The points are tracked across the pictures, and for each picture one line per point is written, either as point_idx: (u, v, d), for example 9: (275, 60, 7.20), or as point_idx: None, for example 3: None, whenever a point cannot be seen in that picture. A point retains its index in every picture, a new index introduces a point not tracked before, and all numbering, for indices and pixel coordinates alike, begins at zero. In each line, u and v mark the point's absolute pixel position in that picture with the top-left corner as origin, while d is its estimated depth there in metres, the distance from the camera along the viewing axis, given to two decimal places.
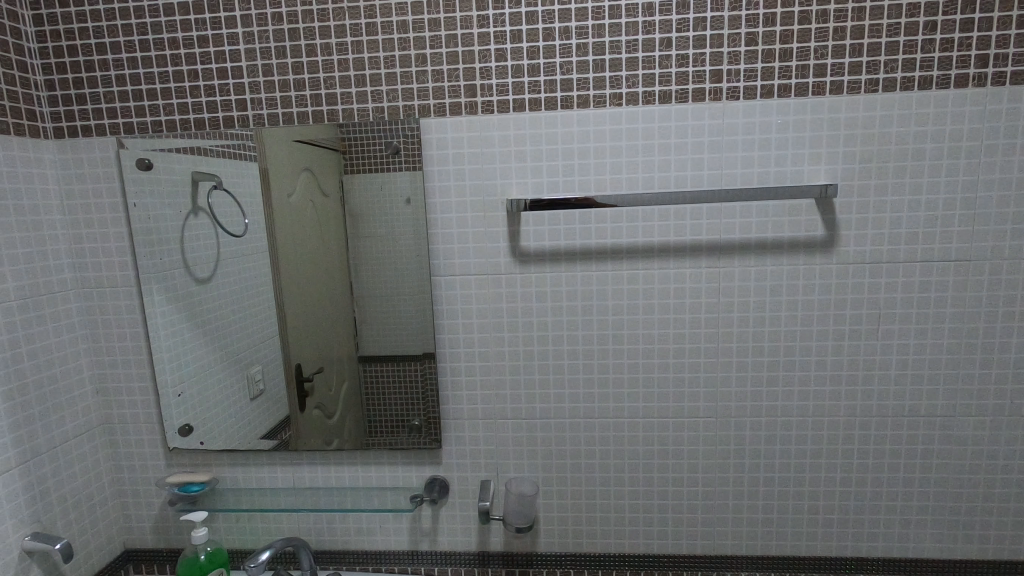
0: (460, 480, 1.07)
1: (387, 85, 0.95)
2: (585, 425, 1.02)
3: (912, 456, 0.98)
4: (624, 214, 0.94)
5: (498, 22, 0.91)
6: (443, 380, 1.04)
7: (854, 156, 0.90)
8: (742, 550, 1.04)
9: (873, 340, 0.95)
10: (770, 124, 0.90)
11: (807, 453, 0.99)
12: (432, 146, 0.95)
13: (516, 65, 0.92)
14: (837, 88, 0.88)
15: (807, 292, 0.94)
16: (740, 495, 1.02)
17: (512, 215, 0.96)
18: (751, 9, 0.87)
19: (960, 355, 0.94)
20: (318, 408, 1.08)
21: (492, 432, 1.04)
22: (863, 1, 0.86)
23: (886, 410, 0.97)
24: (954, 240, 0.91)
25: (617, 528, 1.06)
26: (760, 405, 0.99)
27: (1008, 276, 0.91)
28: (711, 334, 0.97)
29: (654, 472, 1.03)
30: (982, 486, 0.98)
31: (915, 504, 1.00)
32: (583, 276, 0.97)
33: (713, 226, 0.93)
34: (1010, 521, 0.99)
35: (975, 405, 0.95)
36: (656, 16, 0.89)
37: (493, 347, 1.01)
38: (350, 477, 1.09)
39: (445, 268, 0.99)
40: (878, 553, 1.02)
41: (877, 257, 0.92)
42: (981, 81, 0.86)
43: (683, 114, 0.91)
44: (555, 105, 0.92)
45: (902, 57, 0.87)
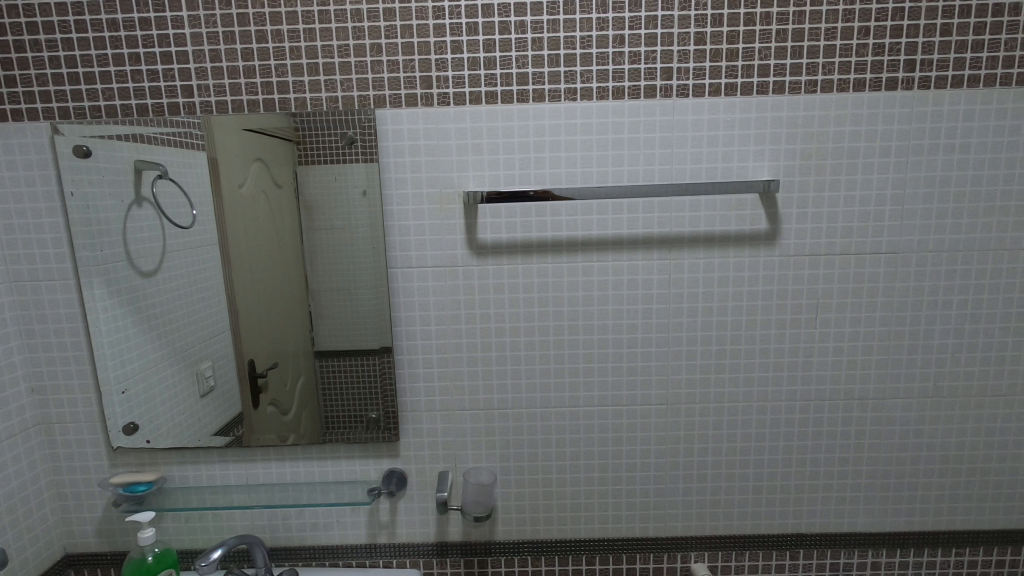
0: (418, 472, 1.07)
1: (342, 74, 0.94)
2: (542, 415, 1.04)
3: (847, 437, 1.04)
4: (579, 207, 0.96)
5: (454, 14, 0.91)
6: (400, 373, 1.03)
7: (794, 154, 0.94)
8: (691, 531, 1.09)
9: (812, 329, 1.00)
10: (717, 121, 0.93)
11: (752, 437, 1.04)
12: (388, 137, 0.95)
13: (473, 58, 0.92)
14: (779, 88, 0.92)
15: (751, 283, 0.99)
16: (690, 479, 1.07)
17: (469, 208, 0.97)
18: (699, 9, 0.90)
19: (890, 341, 1.01)
20: (273, 404, 1.06)
21: (450, 423, 1.05)
22: (803, 6, 0.90)
23: (824, 395, 1.03)
24: (885, 233, 0.97)
25: (573, 514, 1.08)
26: (708, 391, 1.03)
27: (932, 267, 0.98)
28: (663, 324, 1.01)
29: (608, 459, 1.06)
30: (909, 463, 1.05)
31: (849, 482, 1.06)
32: (539, 268, 0.99)
33: (664, 220, 0.97)
34: (934, 495, 1.07)
35: (903, 388, 1.02)
36: (610, 13, 0.91)
37: (451, 339, 1.02)
38: (307, 473, 1.08)
39: (402, 260, 0.99)
40: (817, 529, 1.08)
41: (816, 249, 0.97)
42: (909, 84, 0.92)
43: (636, 110, 0.93)
44: (511, 99, 0.93)
45: (838, 60, 0.92)
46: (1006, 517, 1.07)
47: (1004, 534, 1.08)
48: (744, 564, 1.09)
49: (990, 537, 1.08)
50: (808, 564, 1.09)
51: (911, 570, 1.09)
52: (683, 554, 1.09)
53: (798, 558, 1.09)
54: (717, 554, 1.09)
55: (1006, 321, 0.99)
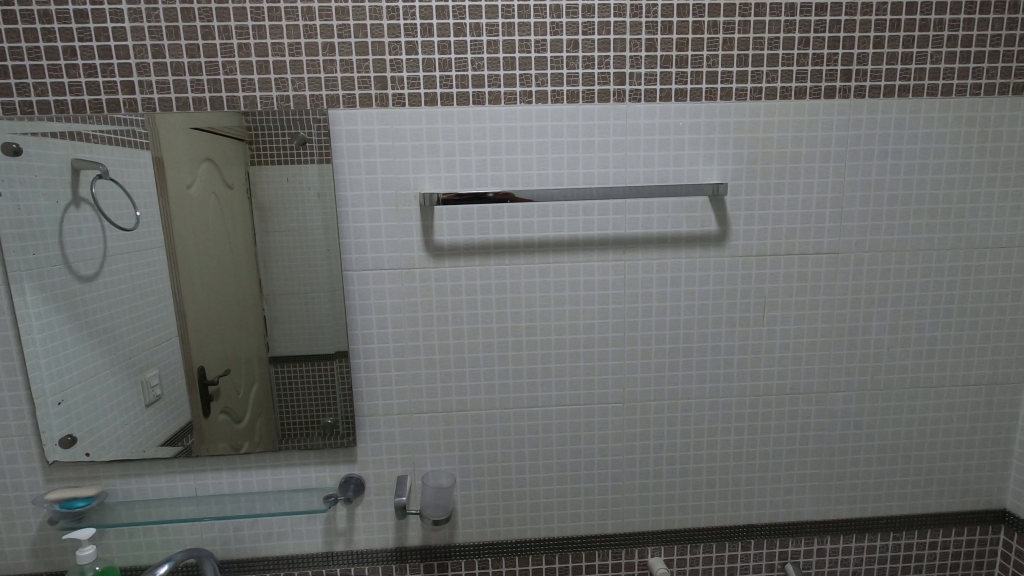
0: (376, 477, 1.05)
1: (293, 73, 0.92)
2: (501, 416, 1.04)
3: (793, 430, 1.09)
4: (536, 209, 0.97)
5: (408, 15, 0.90)
6: (356, 377, 1.02)
7: (742, 158, 0.98)
8: (648, 526, 1.11)
9: (759, 326, 1.04)
10: (669, 126, 0.96)
11: (705, 432, 1.08)
12: (342, 138, 0.93)
13: (428, 59, 0.92)
14: (726, 94, 0.96)
15: (702, 283, 1.02)
16: (646, 475, 1.09)
17: (426, 209, 0.96)
18: (650, 17, 0.93)
19: (832, 337, 1.06)
20: (225, 412, 1.03)
21: (408, 426, 1.04)
22: (748, 16, 0.94)
23: (771, 389, 1.07)
24: (826, 234, 1.01)
25: (533, 514, 1.09)
26: (663, 389, 1.05)
27: (868, 266, 1.03)
28: (618, 323, 1.03)
29: (567, 458, 1.07)
30: (850, 453, 1.11)
31: (796, 473, 1.11)
32: (497, 269, 0.99)
33: (619, 222, 0.99)
34: (874, 483, 1.12)
35: (845, 381, 1.07)
36: (564, 18, 0.92)
37: (408, 342, 1.01)
38: (260, 482, 1.05)
39: (357, 263, 0.98)
40: (767, 520, 1.12)
41: (762, 250, 1.01)
42: (846, 93, 0.97)
43: (590, 113, 0.95)
44: (467, 101, 0.93)
45: (781, 68, 0.96)
46: (938, 501, 1.14)
47: (937, 517, 1.14)
48: (698, 556, 1.12)
49: (925, 520, 1.14)
50: (759, 553, 1.13)
51: (854, 555, 1.14)
52: (640, 549, 1.11)
53: (749, 548, 1.13)
54: (672, 548, 1.12)
55: (936, 317, 1.06)
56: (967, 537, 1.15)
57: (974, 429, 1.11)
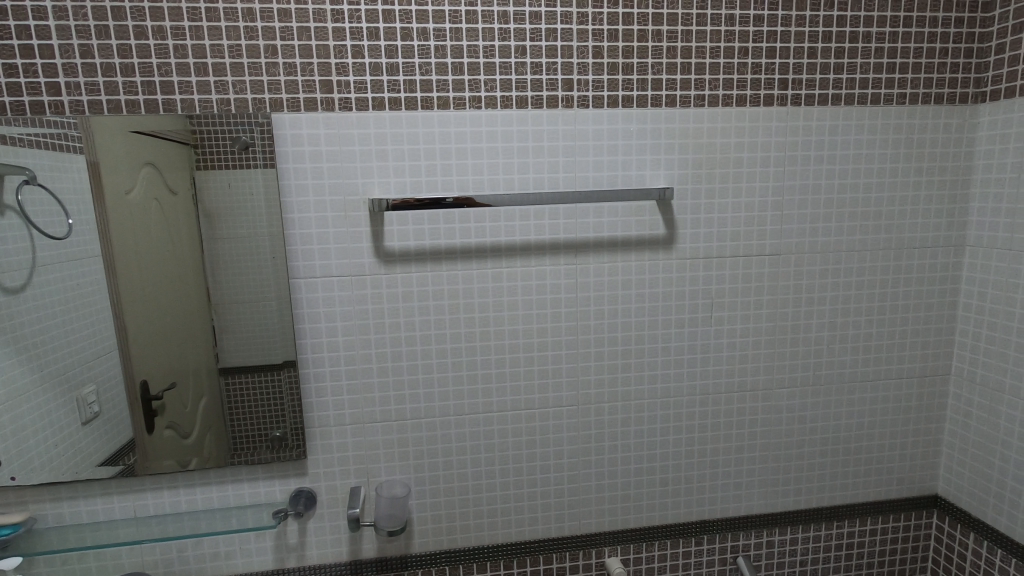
0: (328, 489, 1.03)
1: (234, 76, 0.89)
2: (456, 422, 1.04)
3: (741, 426, 1.12)
4: (487, 214, 0.97)
5: (353, 18, 0.89)
6: (306, 388, 0.99)
7: (687, 163, 1.00)
8: (604, 527, 1.12)
9: (707, 327, 1.07)
10: (616, 131, 0.98)
11: (658, 432, 1.10)
12: (286, 142, 0.91)
13: (375, 63, 0.91)
14: (671, 100, 0.98)
15: (652, 285, 1.04)
16: (601, 476, 1.10)
17: (375, 215, 0.95)
18: (596, 25, 0.94)
19: (775, 336, 1.09)
20: (171, 428, 0.99)
21: (361, 436, 1.02)
22: (690, 25, 0.96)
23: (720, 387, 1.10)
24: (768, 237, 1.05)
25: (490, 519, 1.08)
26: (616, 390, 1.07)
27: (808, 267, 1.07)
28: (571, 327, 1.04)
29: (523, 462, 1.07)
30: (795, 446, 1.15)
31: (745, 468, 1.14)
32: (449, 274, 0.98)
33: (570, 226, 1.00)
34: (818, 475, 1.17)
35: (789, 377, 1.11)
36: (511, 24, 0.92)
37: (360, 350, 0.99)
38: (205, 499, 1.01)
39: (305, 270, 0.95)
40: (718, 515, 1.15)
41: (709, 252, 1.04)
42: (783, 101, 1.01)
43: (539, 119, 0.96)
44: (415, 106, 0.93)
45: (723, 77, 0.99)
46: (877, 490, 1.19)
47: (876, 505, 1.20)
48: (654, 554, 1.14)
49: (865, 509, 1.19)
50: (711, 548, 1.16)
51: (801, 545, 1.18)
52: (597, 549, 1.13)
53: (702, 543, 1.15)
54: (628, 547, 1.13)
55: (871, 314, 1.11)
56: (903, 522, 1.21)
57: (907, 419, 1.17)
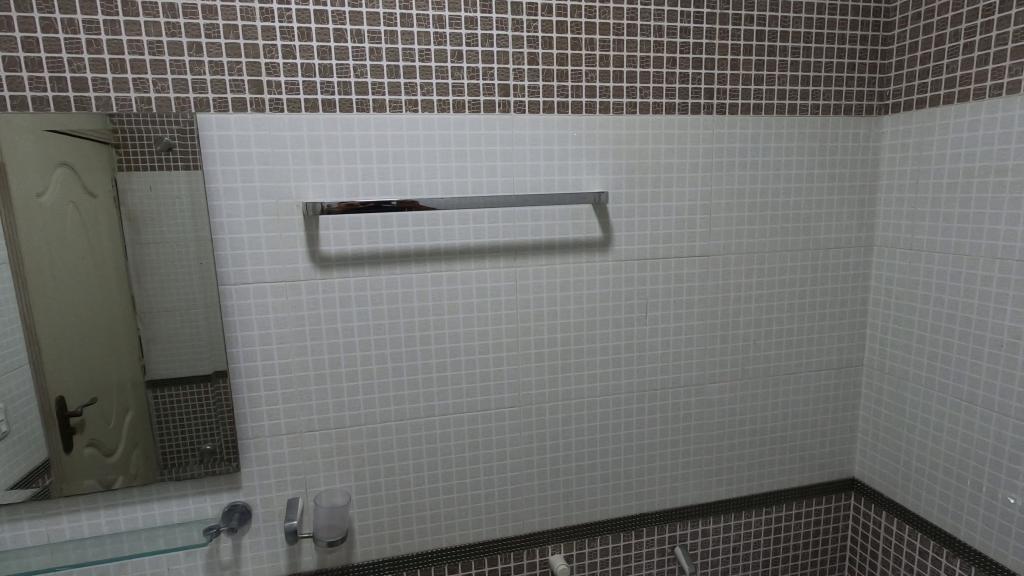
0: (264, 502, 1.00)
1: (155, 74, 0.84)
2: (398, 428, 1.03)
3: (677, 421, 1.16)
4: (426, 217, 0.97)
5: (283, 17, 0.87)
6: (238, 398, 0.96)
7: (621, 168, 1.04)
8: (548, 525, 1.14)
9: (643, 326, 1.11)
10: (552, 136, 1.00)
11: (598, 429, 1.12)
12: (213, 143, 0.88)
13: (307, 64, 0.89)
14: (605, 107, 1.01)
15: (590, 287, 1.07)
16: (543, 476, 1.12)
17: (310, 219, 0.93)
18: (530, 32, 0.96)
19: (707, 333, 1.15)
20: (92, 445, 0.92)
21: (298, 446, 0.99)
22: (622, 35, 1.00)
23: (656, 384, 1.14)
24: (697, 239, 1.10)
25: (434, 524, 1.08)
26: (557, 390, 1.09)
27: (735, 266, 1.13)
28: (512, 329, 1.05)
29: (466, 465, 1.07)
30: (727, 438, 1.20)
31: (681, 460, 1.19)
32: (388, 279, 0.98)
33: (509, 229, 1.01)
34: (749, 464, 1.23)
35: (720, 372, 1.17)
36: (447, 29, 0.93)
37: (295, 358, 0.96)
38: (128, 520, 0.95)
39: (236, 276, 0.92)
40: (657, 507, 1.19)
41: (643, 254, 1.08)
42: (710, 109, 1.06)
43: (477, 123, 0.96)
44: (350, 108, 0.91)
45: (652, 85, 1.03)
46: (802, 476, 1.27)
47: (801, 490, 1.27)
48: (596, 549, 1.17)
49: (791, 493, 1.27)
50: (651, 540, 1.20)
51: (733, 532, 1.24)
52: (542, 547, 1.14)
53: (641, 536, 1.19)
54: (572, 543, 1.16)
55: (793, 311, 1.18)
56: (825, 505, 1.29)
57: (827, 409, 1.25)
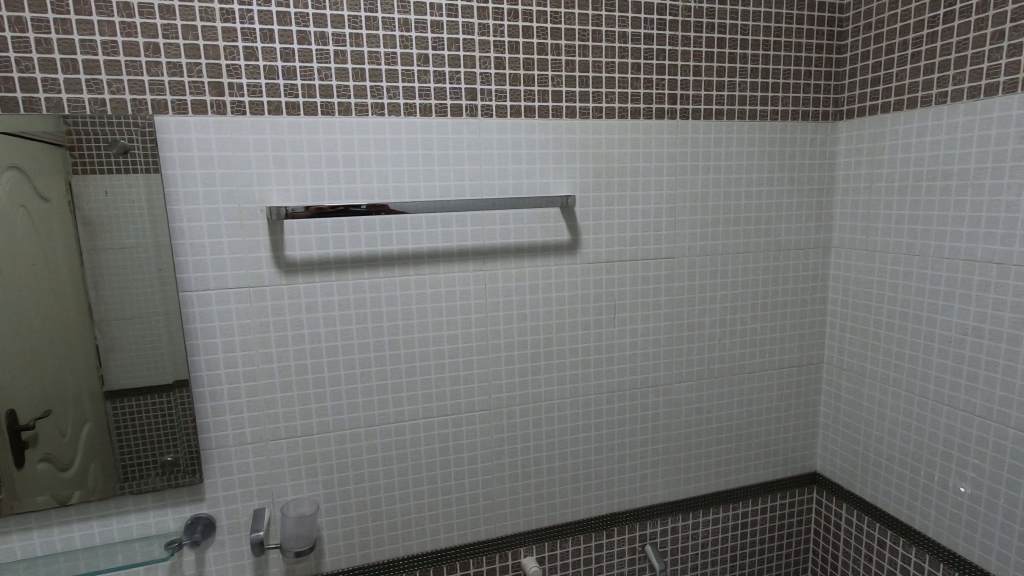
0: (228, 514, 0.97)
1: (110, 74, 0.82)
2: (367, 434, 1.02)
3: (646, 421, 1.18)
4: (394, 221, 0.97)
5: (245, 19, 0.85)
6: (201, 408, 0.93)
7: (588, 172, 1.05)
8: (520, 528, 1.14)
9: (611, 328, 1.12)
10: (519, 140, 1.01)
11: (568, 430, 1.13)
12: (172, 146, 0.85)
13: (270, 66, 0.88)
14: (571, 112, 1.03)
15: (558, 289, 1.08)
16: (515, 479, 1.12)
17: (274, 223, 0.91)
18: (497, 37, 0.97)
19: (674, 333, 1.17)
20: (46, 460, 0.89)
21: (264, 455, 0.97)
22: (587, 41, 1.01)
23: (625, 384, 1.15)
24: (663, 241, 1.12)
25: (405, 531, 1.07)
26: (527, 393, 1.09)
27: (700, 268, 1.16)
28: (481, 332, 1.05)
29: (437, 470, 1.07)
30: (695, 436, 1.23)
31: (650, 460, 1.20)
32: (355, 283, 0.97)
33: (477, 232, 1.01)
34: (715, 461, 1.25)
35: (687, 372, 1.19)
36: (413, 32, 0.93)
37: (260, 365, 0.95)
38: (84, 536, 0.91)
39: (197, 283, 0.90)
40: (627, 506, 1.21)
41: (611, 256, 1.09)
42: (673, 115, 1.08)
43: (444, 127, 0.96)
44: (315, 112, 0.90)
45: (617, 90, 1.04)
46: (767, 471, 1.30)
47: (766, 486, 1.30)
48: (567, 550, 1.18)
49: (757, 489, 1.30)
50: (622, 539, 1.21)
51: (702, 528, 1.27)
52: (514, 550, 1.14)
53: (612, 535, 1.20)
54: (543, 545, 1.16)
55: (756, 311, 1.21)
56: (790, 499, 1.33)
57: (790, 406, 1.29)
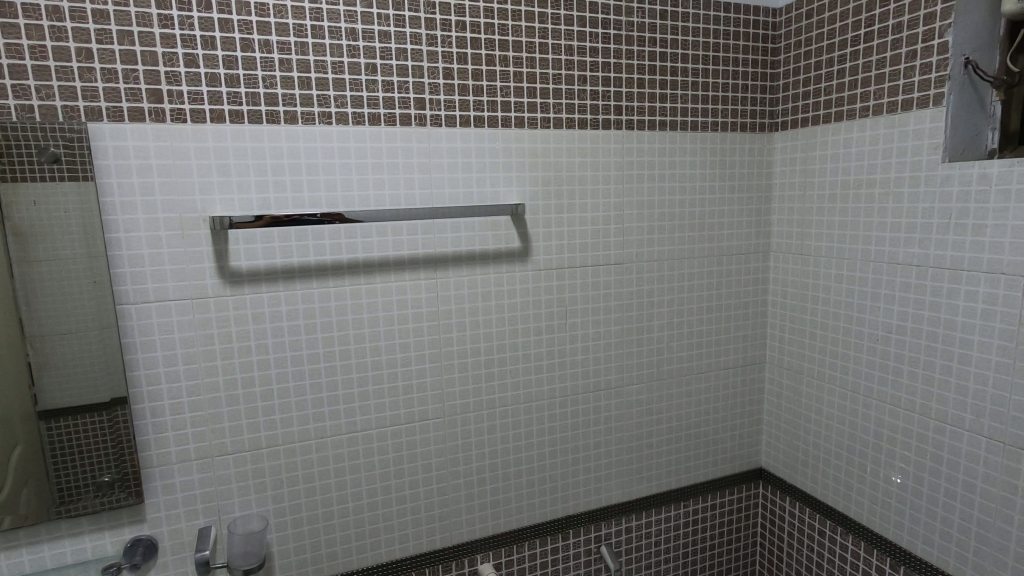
0: (171, 534, 0.94)
1: (38, 80, 0.78)
2: (318, 446, 1.00)
3: (598, 424, 1.21)
4: (343, 230, 0.96)
5: (185, 25, 0.84)
6: (141, 425, 0.90)
7: (537, 181, 1.07)
8: (476, 534, 1.14)
9: (563, 333, 1.14)
10: (469, 150, 1.02)
11: (522, 435, 1.15)
12: (108, 155, 0.83)
13: (212, 73, 0.86)
14: (519, 122, 1.05)
15: (510, 296, 1.09)
16: (470, 486, 1.12)
17: (217, 233, 0.89)
18: (445, 47, 0.98)
19: (624, 337, 1.20)
20: None
21: (210, 471, 0.94)
22: (534, 53, 1.04)
23: (578, 388, 1.18)
24: (612, 247, 1.15)
25: (359, 543, 1.06)
26: (482, 399, 1.10)
27: (647, 273, 1.19)
28: (434, 340, 1.05)
29: (391, 479, 1.06)
30: (646, 437, 1.26)
31: (603, 461, 1.23)
32: (304, 293, 0.95)
33: (429, 240, 1.02)
34: (666, 461, 1.29)
35: (637, 374, 1.22)
36: (360, 42, 0.93)
37: (205, 379, 0.92)
38: (12, 565, 0.86)
39: (136, 295, 0.87)
40: (582, 508, 1.23)
41: (561, 263, 1.12)
42: (619, 125, 1.12)
43: (393, 136, 0.97)
44: (259, 120, 0.89)
45: (565, 101, 1.07)
46: (715, 469, 1.35)
47: (715, 483, 1.35)
48: (524, 554, 1.18)
49: (706, 486, 1.34)
50: (578, 541, 1.23)
51: (655, 527, 1.30)
52: (470, 558, 1.14)
53: (569, 537, 1.22)
54: (500, 550, 1.17)
55: (702, 313, 1.26)
56: (738, 495, 1.38)
57: (735, 404, 1.34)
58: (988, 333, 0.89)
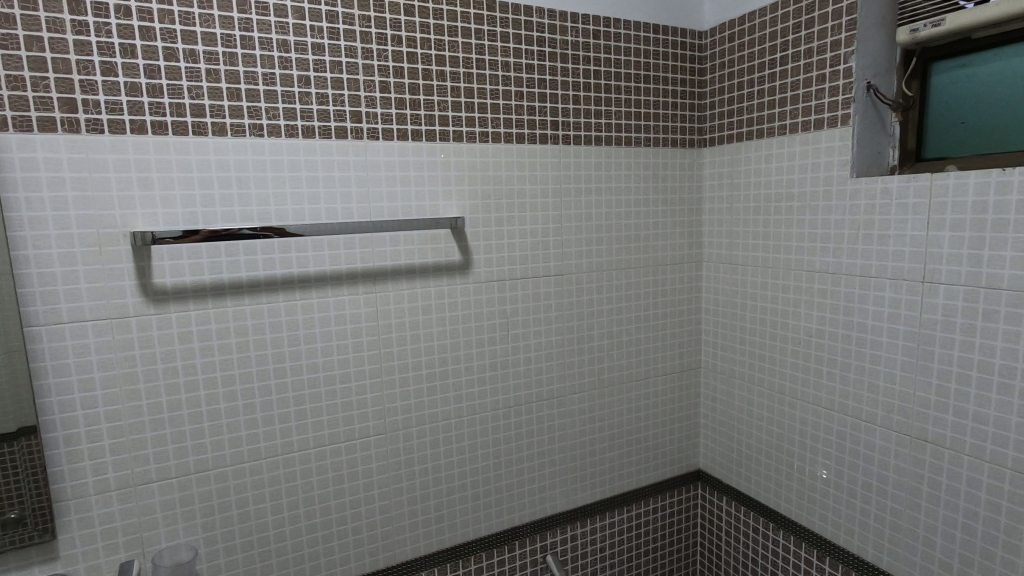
0: (89, 571, 0.88)
1: None
2: (252, 469, 0.96)
3: (541, 434, 1.22)
4: (277, 245, 0.94)
5: (101, 32, 0.80)
6: (53, 455, 0.84)
7: (476, 194, 1.09)
8: (420, 552, 1.13)
9: (506, 344, 1.15)
10: (407, 163, 1.02)
11: (466, 448, 1.14)
12: (13, 167, 0.77)
13: (132, 83, 0.82)
14: (458, 136, 1.06)
15: (451, 309, 1.09)
16: (414, 502, 1.11)
17: (139, 249, 0.85)
18: (381, 61, 0.98)
19: (565, 346, 1.22)
20: None
21: (132, 501, 0.89)
22: (471, 69, 1.05)
23: (521, 398, 1.19)
24: (551, 259, 1.18)
25: (297, 568, 1.02)
26: (424, 414, 1.09)
27: (587, 284, 1.22)
28: (374, 356, 1.04)
29: (330, 500, 1.03)
30: (588, 445, 1.28)
31: (547, 470, 1.24)
32: (235, 310, 0.92)
33: (367, 254, 1.01)
34: (608, 467, 1.31)
35: (579, 383, 1.25)
36: (293, 54, 0.91)
37: (127, 403, 0.87)
38: None
39: (47, 316, 0.81)
40: (527, 518, 1.23)
41: (501, 275, 1.13)
42: (556, 140, 1.15)
43: (328, 149, 0.96)
44: (185, 131, 0.86)
45: (502, 116, 1.09)
46: (656, 473, 1.38)
47: (656, 486, 1.39)
48: (470, 569, 1.18)
49: (648, 490, 1.38)
50: (524, 552, 1.23)
51: (599, 533, 1.32)
52: None
53: (515, 548, 1.22)
54: (446, 566, 1.15)
55: (640, 322, 1.30)
56: (678, 498, 1.42)
57: (673, 409, 1.38)
58: (894, 335, 0.97)
